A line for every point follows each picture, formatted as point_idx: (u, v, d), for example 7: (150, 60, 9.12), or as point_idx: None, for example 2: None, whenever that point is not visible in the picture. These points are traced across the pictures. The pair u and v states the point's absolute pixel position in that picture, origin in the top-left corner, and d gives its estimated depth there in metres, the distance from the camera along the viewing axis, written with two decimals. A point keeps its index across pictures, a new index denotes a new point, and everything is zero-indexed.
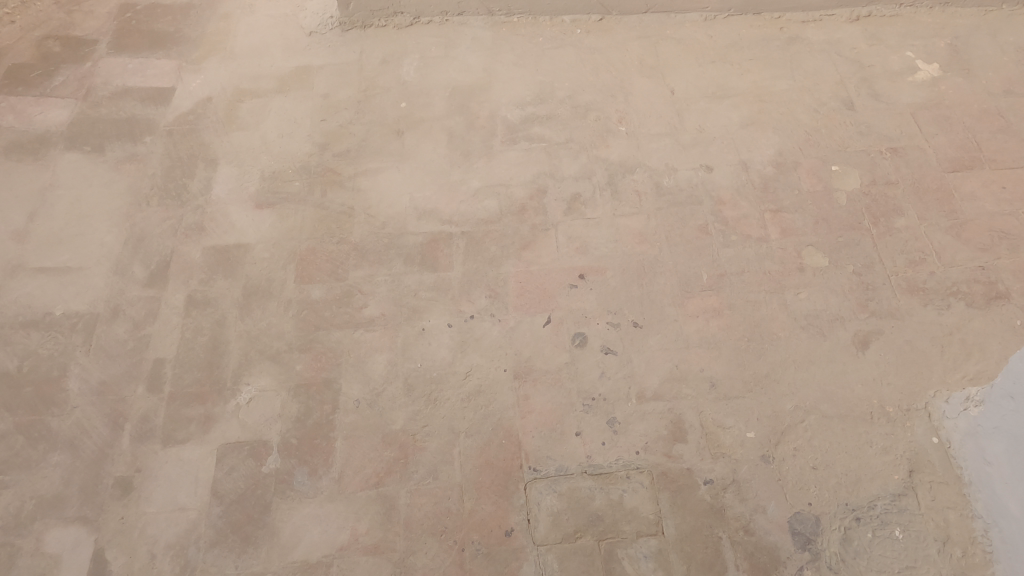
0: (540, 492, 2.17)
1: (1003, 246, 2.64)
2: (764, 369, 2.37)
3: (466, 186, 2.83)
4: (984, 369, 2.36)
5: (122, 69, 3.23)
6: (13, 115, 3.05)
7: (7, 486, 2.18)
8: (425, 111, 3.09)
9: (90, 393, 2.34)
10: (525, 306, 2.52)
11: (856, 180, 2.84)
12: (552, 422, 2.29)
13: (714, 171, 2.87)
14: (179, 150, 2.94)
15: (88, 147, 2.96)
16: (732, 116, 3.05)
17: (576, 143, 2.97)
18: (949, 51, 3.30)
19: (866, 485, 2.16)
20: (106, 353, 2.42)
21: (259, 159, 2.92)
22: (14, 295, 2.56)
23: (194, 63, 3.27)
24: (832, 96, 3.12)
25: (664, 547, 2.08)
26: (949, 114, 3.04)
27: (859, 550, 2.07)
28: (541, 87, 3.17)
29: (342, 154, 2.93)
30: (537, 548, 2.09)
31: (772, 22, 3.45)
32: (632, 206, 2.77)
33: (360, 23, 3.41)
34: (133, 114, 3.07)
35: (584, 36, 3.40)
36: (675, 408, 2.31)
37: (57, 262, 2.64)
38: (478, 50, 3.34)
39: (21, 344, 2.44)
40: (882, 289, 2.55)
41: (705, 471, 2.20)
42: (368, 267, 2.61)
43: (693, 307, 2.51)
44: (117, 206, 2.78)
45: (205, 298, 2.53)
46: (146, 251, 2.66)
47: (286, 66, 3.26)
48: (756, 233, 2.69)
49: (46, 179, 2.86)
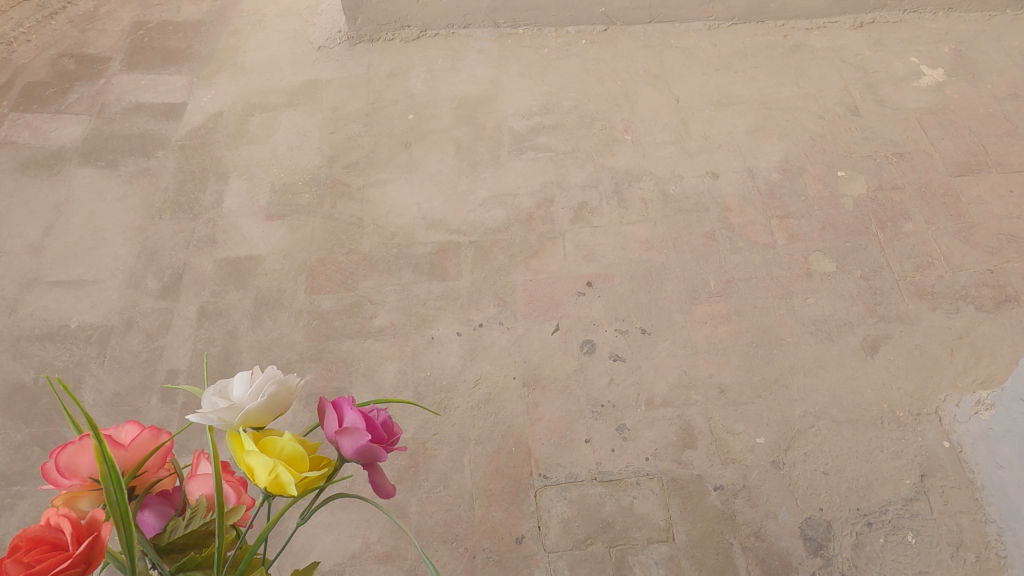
0: (550, 499, 2.17)
1: (1011, 249, 2.63)
2: (773, 375, 2.38)
3: (474, 196, 2.86)
4: (994, 373, 2.35)
5: (135, 85, 3.29)
6: (29, 132, 3.12)
7: (23, 496, 2.20)
8: (433, 123, 3.12)
9: (105, 404, 2.37)
10: (533, 314, 2.53)
11: (863, 185, 2.84)
12: (562, 429, 2.30)
13: (721, 178, 2.88)
14: (191, 165, 2.99)
15: (103, 163, 3.01)
16: (737, 123, 3.08)
17: (582, 152, 2.99)
18: (953, 55, 3.31)
19: (877, 489, 2.15)
20: (121, 364, 2.46)
21: (269, 171, 2.96)
22: (30, 308, 2.60)
23: (205, 78, 3.32)
24: (837, 101, 3.14)
25: (676, 553, 2.06)
26: (955, 118, 3.05)
27: (872, 556, 2.04)
28: (547, 97, 3.21)
29: (351, 166, 2.97)
30: (548, 555, 2.08)
31: (775, 30, 3.48)
32: (638, 214, 2.79)
33: (369, 37, 3.48)
34: (146, 129, 3.12)
35: (590, 46, 3.44)
36: (684, 415, 2.31)
37: (72, 275, 2.68)
38: (484, 61, 3.38)
39: (37, 357, 2.48)
40: (890, 293, 2.55)
41: (715, 477, 2.19)
42: (377, 277, 2.64)
43: (701, 313, 2.53)
44: (131, 219, 2.82)
45: (218, 309, 2.57)
46: (159, 264, 2.69)
47: (295, 80, 3.31)
48: (763, 239, 2.70)
49: (62, 194, 2.92)
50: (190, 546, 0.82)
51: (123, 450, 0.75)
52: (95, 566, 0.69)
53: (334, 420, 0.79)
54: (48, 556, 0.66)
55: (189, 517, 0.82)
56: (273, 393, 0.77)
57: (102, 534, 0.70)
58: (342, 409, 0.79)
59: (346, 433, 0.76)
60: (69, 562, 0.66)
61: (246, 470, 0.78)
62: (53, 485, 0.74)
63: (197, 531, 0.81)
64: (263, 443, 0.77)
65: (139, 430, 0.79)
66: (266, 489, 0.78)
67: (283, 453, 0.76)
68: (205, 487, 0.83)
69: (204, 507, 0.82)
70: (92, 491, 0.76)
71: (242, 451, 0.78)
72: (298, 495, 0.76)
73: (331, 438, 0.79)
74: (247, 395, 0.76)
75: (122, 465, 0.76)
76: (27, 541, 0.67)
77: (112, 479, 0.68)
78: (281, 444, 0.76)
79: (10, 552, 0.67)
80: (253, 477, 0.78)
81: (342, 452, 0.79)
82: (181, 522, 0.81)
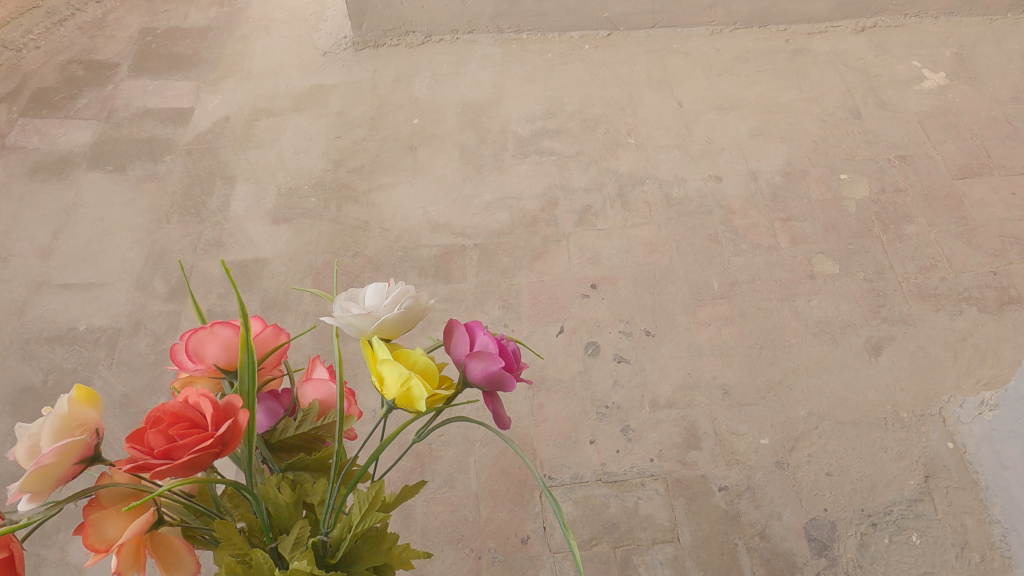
0: (555, 499, 2.18)
1: (1014, 252, 2.64)
2: (777, 376, 2.39)
3: (478, 200, 2.88)
4: (998, 374, 2.35)
5: (143, 90, 3.32)
6: (38, 137, 3.15)
7: None
8: (437, 127, 3.15)
9: (113, 405, 2.39)
10: (537, 316, 2.55)
11: (866, 188, 2.86)
12: (566, 430, 2.31)
13: (724, 181, 2.90)
14: (198, 169, 3.02)
15: (110, 167, 3.04)
16: (740, 126, 3.10)
17: (586, 156, 3.01)
18: (955, 59, 3.33)
19: (881, 490, 2.15)
20: (129, 366, 2.47)
21: (275, 175, 2.99)
22: (39, 310, 2.62)
23: (212, 83, 3.36)
24: (839, 105, 3.16)
25: (681, 554, 2.07)
26: (956, 121, 3.06)
27: (877, 556, 2.04)
28: (551, 102, 3.23)
29: (356, 170, 2.99)
30: (553, 555, 2.08)
31: (777, 35, 3.51)
32: (642, 216, 2.80)
33: (374, 42, 3.51)
34: (154, 133, 3.15)
35: (593, 51, 3.47)
36: (688, 416, 2.32)
37: (80, 278, 2.71)
38: (488, 67, 3.41)
39: (46, 359, 2.50)
40: (893, 295, 2.56)
41: (719, 477, 2.20)
42: (383, 279, 2.66)
43: (705, 315, 2.54)
44: (139, 223, 2.85)
45: (225, 312, 2.58)
46: (167, 267, 2.72)
47: (301, 85, 3.34)
48: (766, 242, 2.72)
49: (70, 198, 2.95)
50: (299, 447, 0.93)
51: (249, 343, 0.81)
52: (229, 450, 0.71)
53: (466, 342, 0.79)
54: (190, 431, 0.68)
55: (300, 419, 0.92)
56: (409, 306, 0.78)
57: (238, 419, 0.71)
58: (475, 333, 0.78)
59: (478, 356, 0.76)
60: (209, 442, 0.67)
61: (376, 379, 0.78)
62: (180, 366, 0.81)
63: (306, 433, 0.92)
64: (397, 353, 0.77)
65: (262, 326, 0.83)
66: (392, 401, 0.78)
67: (415, 367, 0.77)
68: (318, 392, 0.93)
69: (317, 413, 0.92)
70: (212, 377, 0.82)
71: (375, 361, 0.78)
72: (425, 412, 0.76)
73: (460, 360, 0.79)
74: (386, 305, 0.78)
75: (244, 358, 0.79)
76: (170, 415, 0.69)
77: (248, 369, 0.74)
78: (413, 358, 0.77)
79: (152, 424, 0.69)
80: (380, 388, 0.79)
81: (468, 376, 0.79)
82: (292, 422, 0.92)
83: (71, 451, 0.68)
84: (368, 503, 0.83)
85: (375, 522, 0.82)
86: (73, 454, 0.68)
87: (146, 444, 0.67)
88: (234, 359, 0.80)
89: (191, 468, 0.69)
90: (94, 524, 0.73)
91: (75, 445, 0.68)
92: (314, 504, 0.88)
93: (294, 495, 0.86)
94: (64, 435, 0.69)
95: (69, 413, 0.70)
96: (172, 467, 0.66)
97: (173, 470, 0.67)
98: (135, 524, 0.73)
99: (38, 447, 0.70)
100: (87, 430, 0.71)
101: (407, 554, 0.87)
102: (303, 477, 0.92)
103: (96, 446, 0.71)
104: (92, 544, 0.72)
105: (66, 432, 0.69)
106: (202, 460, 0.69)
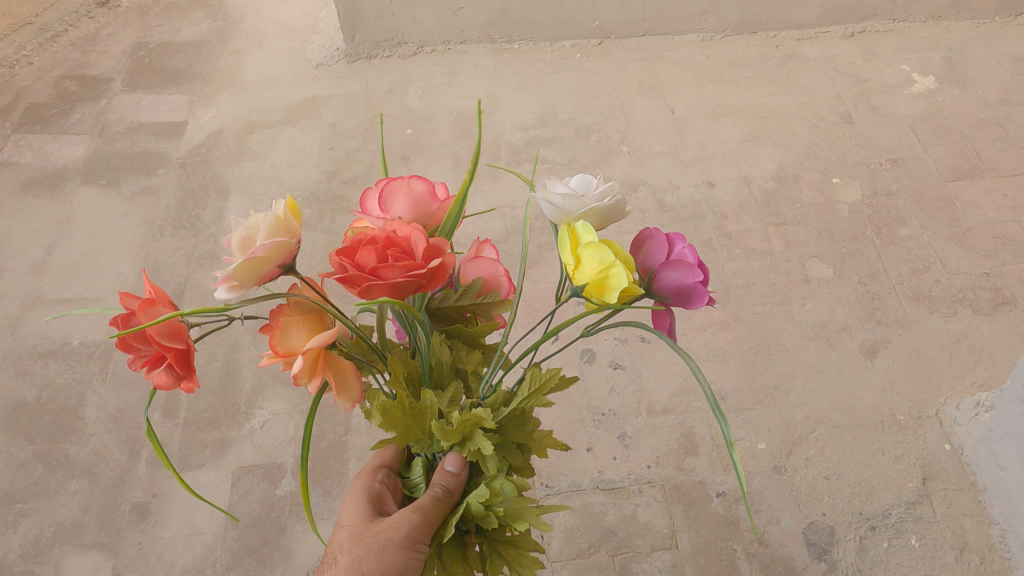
0: (553, 508, 2.16)
1: (1007, 252, 2.64)
2: (773, 380, 2.39)
3: (472, 209, 2.88)
4: (993, 376, 2.35)
5: (136, 105, 3.33)
6: (31, 152, 3.15)
7: (27, 514, 2.21)
8: (431, 137, 3.16)
9: (107, 420, 2.38)
10: (533, 324, 2.54)
11: (858, 192, 2.87)
12: (563, 437, 2.30)
13: (716, 187, 2.91)
14: (192, 182, 3.02)
15: (104, 182, 3.04)
16: (731, 132, 3.11)
17: (578, 163, 3.02)
18: (944, 63, 3.35)
19: (880, 493, 2.14)
20: (123, 381, 2.47)
21: (269, 187, 2.99)
22: (32, 326, 2.62)
23: (206, 96, 3.37)
24: (830, 110, 3.18)
25: (679, 561, 2.06)
26: (947, 124, 3.08)
27: (876, 560, 2.04)
28: (543, 110, 3.24)
29: (350, 181, 3.00)
30: (551, 564, 2.07)
31: (768, 41, 3.53)
32: (636, 223, 2.81)
33: (366, 54, 3.53)
34: (147, 147, 3.15)
35: (584, 60, 3.49)
36: (685, 422, 2.31)
37: (74, 292, 2.70)
38: (481, 76, 3.42)
39: (40, 375, 2.49)
40: (887, 298, 2.56)
41: (717, 483, 2.19)
42: None
43: (700, 320, 2.54)
44: (132, 237, 2.85)
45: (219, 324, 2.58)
46: (160, 281, 2.71)
47: (295, 97, 3.35)
48: (760, 247, 2.72)
49: (64, 213, 2.95)
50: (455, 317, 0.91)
51: (437, 203, 0.80)
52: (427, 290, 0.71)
53: (660, 250, 0.74)
54: (403, 257, 0.68)
55: (460, 293, 0.87)
56: (619, 201, 0.75)
57: (445, 261, 0.72)
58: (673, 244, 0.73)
59: (677, 263, 0.71)
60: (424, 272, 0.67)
61: (570, 262, 0.73)
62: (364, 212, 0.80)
63: (464, 306, 0.88)
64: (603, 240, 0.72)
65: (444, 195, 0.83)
66: (580, 289, 0.73)
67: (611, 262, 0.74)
68: (484, 271, 0.87)
69: (478, 291, 0.87)
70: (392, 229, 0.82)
71: (574, 245, 0.73)
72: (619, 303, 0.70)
73: (650, 268, 0.75)
74: (597, 194, 0.75)
75: (425, 222, 0.81)
76: (383, 239, 0.68)
77: (451, 222, 0.80)
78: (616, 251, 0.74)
79: (365, 242, 0.68)
80: (571, 273, 0.73)
81: (655, 285, 0.74)
82: (452, 294, 0.87)
83: (278, 253, 0.68)
84: (534, 387, 0.84)
85: (538, 405, 0.84)
86: (280, 255, 0.68)
87: (358, 260, 0.67)
88: (418, 217, 0.80)
89: (395, 292, 0.69)
90: (282, 328, 0.71)
91: (285, 244, 0.67)
92: (467, 372, 0.92)
93: (451, 357, 0.90)
94: (277, 235, 0.68)
95: (282, 217, 0.69)
96: (383, 288, 0.66)
97: (374, 286, 0.67)
98: (322, 338, 0.71)
99: (249, 239, 0.69)
100: (292, 237, 0.70)
101: (546, 441, 0.91)
102: (457, 344, 0.91)
103: (297, 253, 0.70)
104: (276, 348, 0.71)
105: (279, 233, 0.69)
106: (407, 287, 0.69)
